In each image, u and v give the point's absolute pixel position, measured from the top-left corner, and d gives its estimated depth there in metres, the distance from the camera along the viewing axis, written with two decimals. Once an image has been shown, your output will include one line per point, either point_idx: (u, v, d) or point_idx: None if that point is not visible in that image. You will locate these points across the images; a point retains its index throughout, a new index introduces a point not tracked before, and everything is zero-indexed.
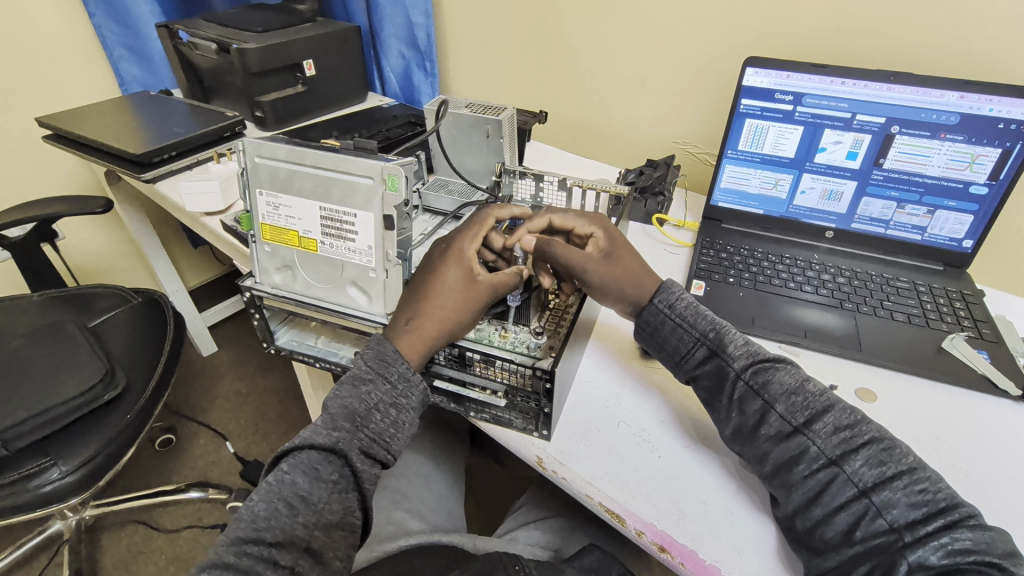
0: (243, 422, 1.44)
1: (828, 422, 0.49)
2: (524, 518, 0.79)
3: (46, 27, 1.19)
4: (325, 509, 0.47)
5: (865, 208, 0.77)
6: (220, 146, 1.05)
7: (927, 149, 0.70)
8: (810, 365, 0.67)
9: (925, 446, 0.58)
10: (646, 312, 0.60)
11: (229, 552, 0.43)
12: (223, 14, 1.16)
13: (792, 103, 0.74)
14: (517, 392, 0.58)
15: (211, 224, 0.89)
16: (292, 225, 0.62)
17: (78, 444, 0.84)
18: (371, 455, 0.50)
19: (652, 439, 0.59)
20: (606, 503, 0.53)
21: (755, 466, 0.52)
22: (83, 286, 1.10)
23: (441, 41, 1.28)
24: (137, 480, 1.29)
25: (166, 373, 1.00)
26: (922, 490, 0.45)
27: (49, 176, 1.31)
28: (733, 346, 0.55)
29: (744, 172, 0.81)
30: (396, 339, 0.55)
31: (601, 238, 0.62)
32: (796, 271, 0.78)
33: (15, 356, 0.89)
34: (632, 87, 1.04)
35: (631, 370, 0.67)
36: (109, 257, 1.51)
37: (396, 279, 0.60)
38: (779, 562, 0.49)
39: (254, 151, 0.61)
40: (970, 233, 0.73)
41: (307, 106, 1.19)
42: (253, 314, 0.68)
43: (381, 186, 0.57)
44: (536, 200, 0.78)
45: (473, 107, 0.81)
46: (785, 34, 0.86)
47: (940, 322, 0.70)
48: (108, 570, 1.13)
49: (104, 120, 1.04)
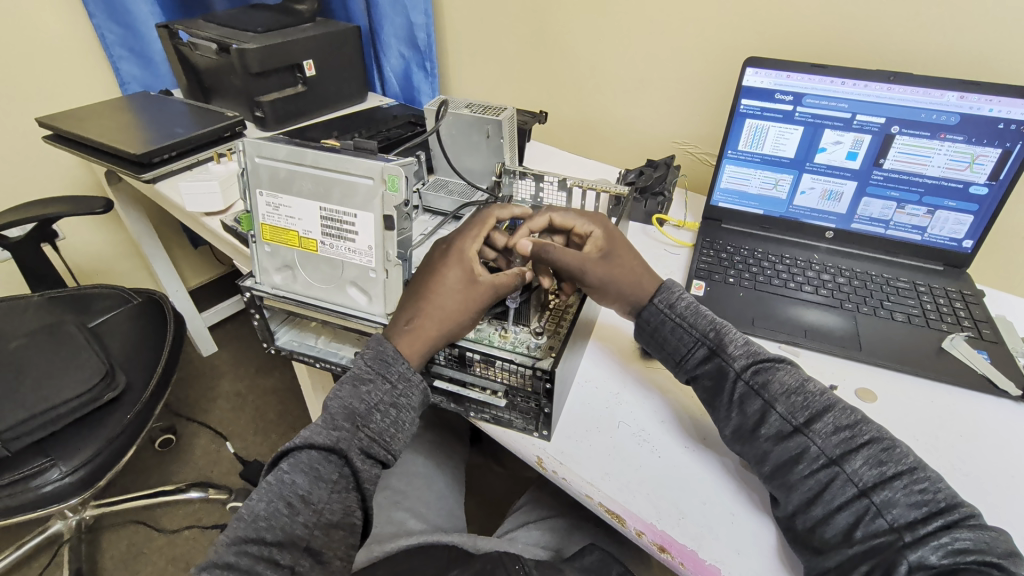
0: (243, 422, 1.44)
1: (828, 422, 0.49)
2: (524, 518, 0.79)
3: (47, 28, 1.19)
4: (325, 509, 0.47)
5: (865, 208, 0.77)
6: (220, 146, 1.05)
7: (927, 149, 0.70)
8: (810, 365, 0.68)
9: (925, 446, 0.58)
10: (647, 311, 0.60)
11: (229, 551, 0.43)
12: (223, 14, 1.16)
13: (792, 103, 0.74)
14: (517, 392, 0.58)
15: (211, 224, 0.89)
16: (292, 225, 0.62)
17: (78, 444, 0.84)
18: (371, 454, 0.50)
19: (652, 439, 0.59)
20: (606, 503, 0.53)
21: (755, 466, 0.52)
22: (83, 286, 1.10)
23: (441, 41, 1.28)
24: (137, 481, 1.29)
25: (166, 373, 1.00)
26: (922, 490, 0.45)
27: (49, 176, 1.31)
28: (733, 346, 0.55)
29: (744, 173, 0.81)
30: (396, 339, 0.55)
31: (600, 237, 0.62)
32: (796, 271, 0.78)
33: (15, 356, 0.89)
34: (632, 87, 1.05)
35: (631, 371, 0.67)
36: (109, 257, 1.51)
37: (396, 279, 0.60)
38: (779, 562, 0.49)
39: (254, 151, 0.61)
40: (971, 234, 0.73)
41: (307, 106, 1.19)
42: (253, 314, 0.68)
43: (381, 186, 0.57)
44: (536, 200, 0.78)
45: (473, 107, 0.81)
46: (785, 35, 0.86)
47: (940, 322, 0.70)
48: (109, 570, 1.13)
49: (104, 120, 1.04)
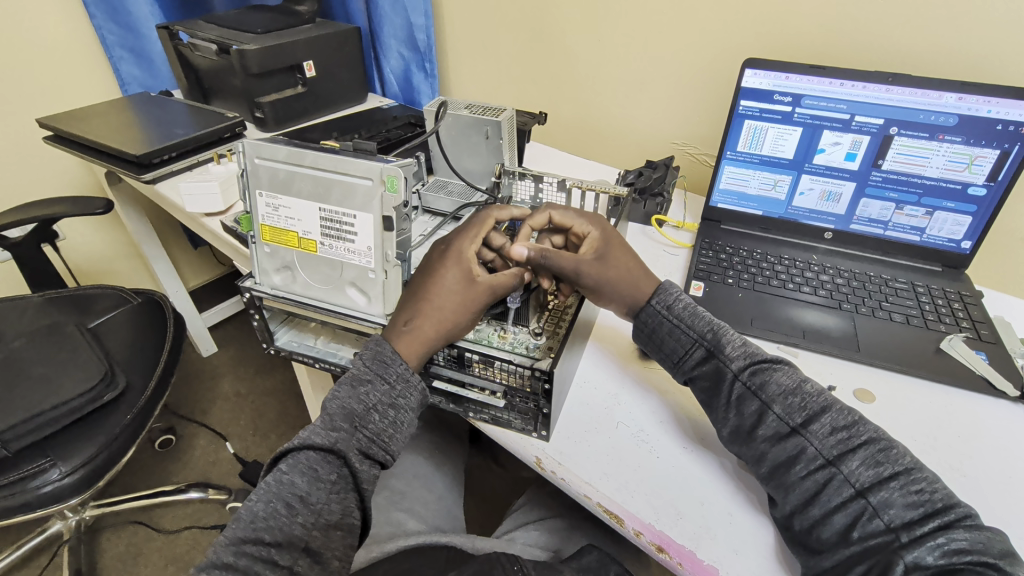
0: (243, 422, 1.44)
1: (825, 423, 0.49)
2: (524, 518, 0.79)
3: (47, 29, 1.19)
4: (324, 509, 0.47)
5: (864, 208, 0.77)
6: (220, 146, 1.05)
7: (926, 150, 0.70)
8: (809, 365, 0.68)
9: (925, 448, 0.58)
10: (645, 312, 0.60)
11: (229, 551, 0.43)
12: (223, 15, 1.16)
13: (792, 104, 0.74)
14: (516, 392, 0.58)
15: (211, 224, 0.90)
16: (292, 226, 0.62)
17: (78, 444, 0.84)
18: (370, 455, 0.50)
19: (651, 439, 0.59)
20: (605, 503, 0.53)
21: (753, 467, 0.52)
22: (84, 287, 1.10)
23: (440, 42, 1.28)
24: (137, 481, 1.30)
25: (166, 373, 1.00)
26: (919, 491, 0.45)
27: (50, 177, 1.31)
28: (731, 346, 0.56)
29: (743, 173, 0.82)
30: (395, 340, 0.55)
31: (597, 238, 0.62)
32: (794, 271, 0.78)
33: (16, 356, 0.89)
34: (631, 89, 1.05)
35: (630, 371, 0.68)
36: (108, 257, 1.51)
37: (395, 279, 0.60)
38: (778, 563, 0.49)
39: (254, 152, 0.61)
40: (970, 234, 0.73)
41: (307, 107, 1.20)
42: (253, 314, 0.68)
43: (381, 187, 0.57)
44: (535, 201, 0.78)
45: (474, 107, 0.81)
46: (785, 35, 0.86)
47: (938, 322, 0.70)
48: (108, 570, 1.13)
49: (104, 121, 1.04)
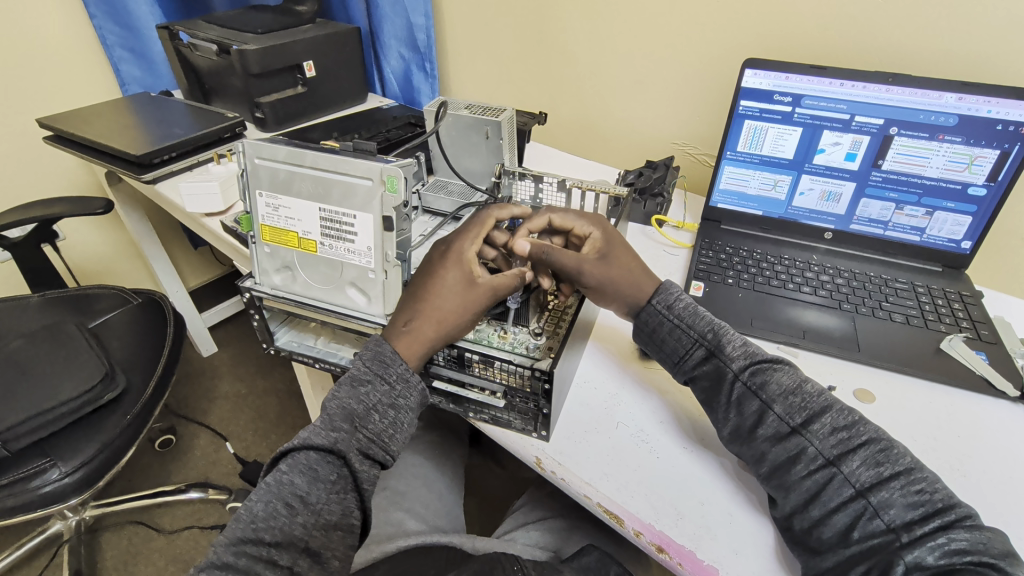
0: (243, 422, 1.44)
1: (825, 423, 0.49)
2: (524, 518, 0.79)
3: (46, 29, 1.19)
4: (324, 509, 0.47)
5: (864, 209, 0.77)
6: (220, 146, 1.05)
7: (926, 150, 0.70)
8: (809, 365, 0.68)
9: (925, 447, 0.58)
10: (645, 311, 0.60)
11: (229, 552, 0.43)
12: (223, 15, 1.16)
13: (792, 104, 0.74)
14: (516, 392, 0.58)
15: (211, 225, 0.90)
16: (292, 226, 0.62)
17: (78, 444, 0.84)
18: (370, 455, 0.50)
19: (651, 439, 0.59)
20: (605, 503, 0.53)
21: (753, 467, 0.52)
22: (85, 287, 1.10)
23: (440, 42, 1.28)
24: (137, 481, 1.30)
25: (166, 373, 1.00)
26: (919, 491, 0.45)
27: (50, 177, 1.31)
28: (732, 346, 0.55)
29: (743, 174, 0.82)
30: (394, 340, 0.55)
31: (600, 238, 0.62)
32: (794, 271, 0.78)
33: (16, 356, 0.89)
34: (631, 89, 1.05)
35: (630, 370, 0.68)
36: (108, 257, 1.51)
37: (395, 279, 0.60)
38: (778, 562, 0.49)
39: (254, 152, 0.61)
40: (970, 234, 0.73)
41: (307, 108, 1.20)
42: (253, 314, 0.68)
43: (381, 187, 0.57)
44: (535, 201, 0.78)
45: (474, 107, 0.81)
46: (785, 35, 0.86)
47: (938, 322, 0.70)
48: (108, 570, 1.13)
49: (104, 121, 1.04)
